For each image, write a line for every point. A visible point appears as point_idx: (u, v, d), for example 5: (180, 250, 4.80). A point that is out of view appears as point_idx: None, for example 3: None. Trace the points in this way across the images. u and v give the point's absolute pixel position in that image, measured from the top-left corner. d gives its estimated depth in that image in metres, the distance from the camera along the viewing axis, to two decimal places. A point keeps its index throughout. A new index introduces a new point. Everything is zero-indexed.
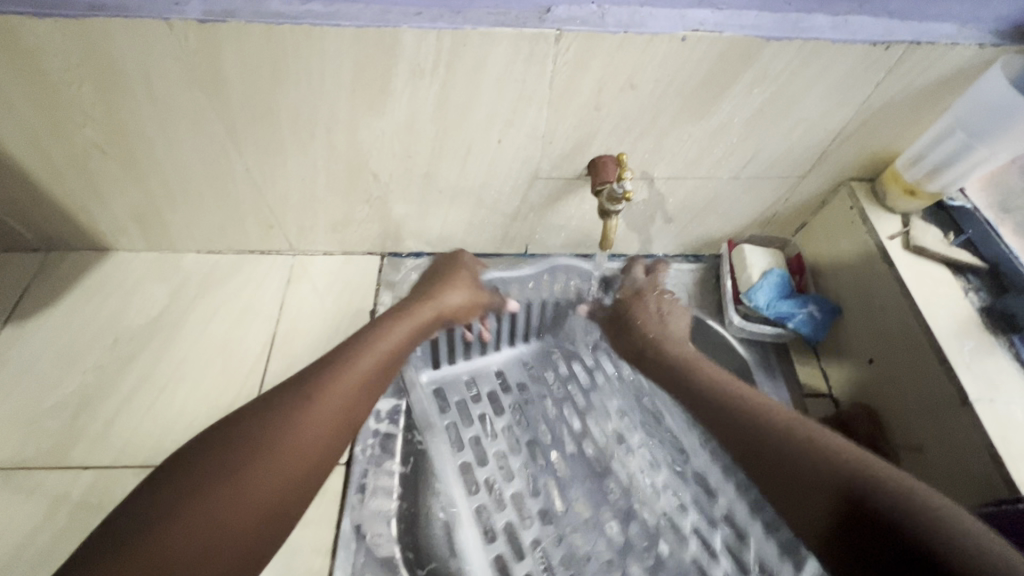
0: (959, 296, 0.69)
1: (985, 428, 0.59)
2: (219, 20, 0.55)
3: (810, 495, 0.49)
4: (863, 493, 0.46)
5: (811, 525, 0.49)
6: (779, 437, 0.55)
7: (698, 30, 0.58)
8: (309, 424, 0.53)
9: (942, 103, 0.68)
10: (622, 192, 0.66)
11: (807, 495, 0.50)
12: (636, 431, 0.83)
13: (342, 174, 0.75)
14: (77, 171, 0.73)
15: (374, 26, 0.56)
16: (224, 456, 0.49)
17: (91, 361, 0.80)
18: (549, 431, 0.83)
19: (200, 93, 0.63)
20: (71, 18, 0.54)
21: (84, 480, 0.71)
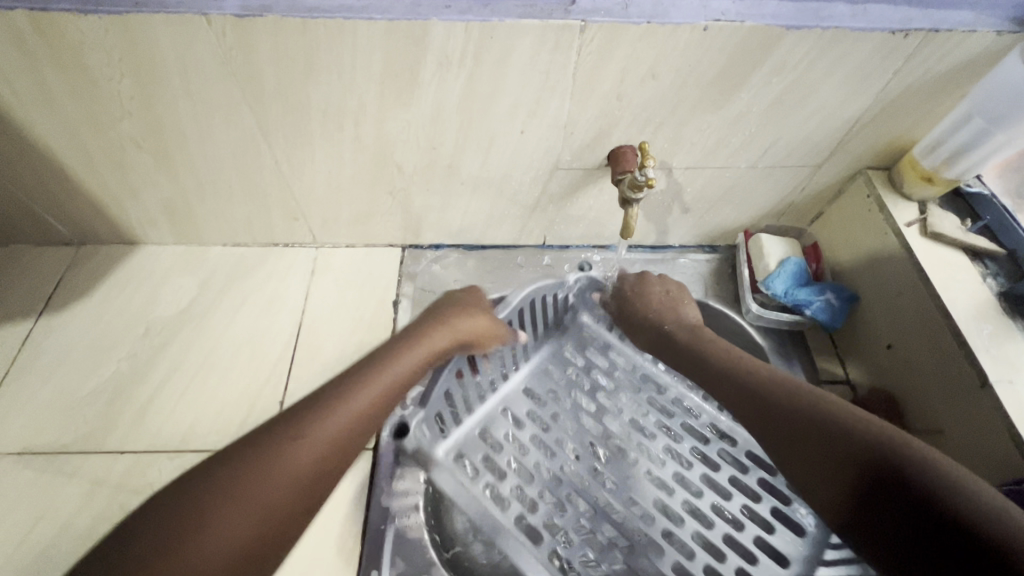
0: (977, 281, 0.70)
1: (1005, 407, 0.60)
2: (256, 14, 0.57)
3: (844, 476, 0.52)
4: (898, 473, 0.49)
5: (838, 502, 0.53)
6: (806, 420, 0.58)
7: (720, 19, 0.59)
8: (312, 447, 0.53)
9: (960, 90, 0.68)
10: (645, 179, 0.68)
11: (842, 476, 0.53)
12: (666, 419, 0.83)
13: (368, 166, 0.77)
14: (112, 164, 0.75)
15: (404, 20, 0.57)
16: (237, 470, 0.49)
17: (125, 349, 0.82)
18: (577, 418, 0.82)
19: (234, 86, 0.65)
20: (113, 14, 0.56)
21: (121, 464, 0.73)
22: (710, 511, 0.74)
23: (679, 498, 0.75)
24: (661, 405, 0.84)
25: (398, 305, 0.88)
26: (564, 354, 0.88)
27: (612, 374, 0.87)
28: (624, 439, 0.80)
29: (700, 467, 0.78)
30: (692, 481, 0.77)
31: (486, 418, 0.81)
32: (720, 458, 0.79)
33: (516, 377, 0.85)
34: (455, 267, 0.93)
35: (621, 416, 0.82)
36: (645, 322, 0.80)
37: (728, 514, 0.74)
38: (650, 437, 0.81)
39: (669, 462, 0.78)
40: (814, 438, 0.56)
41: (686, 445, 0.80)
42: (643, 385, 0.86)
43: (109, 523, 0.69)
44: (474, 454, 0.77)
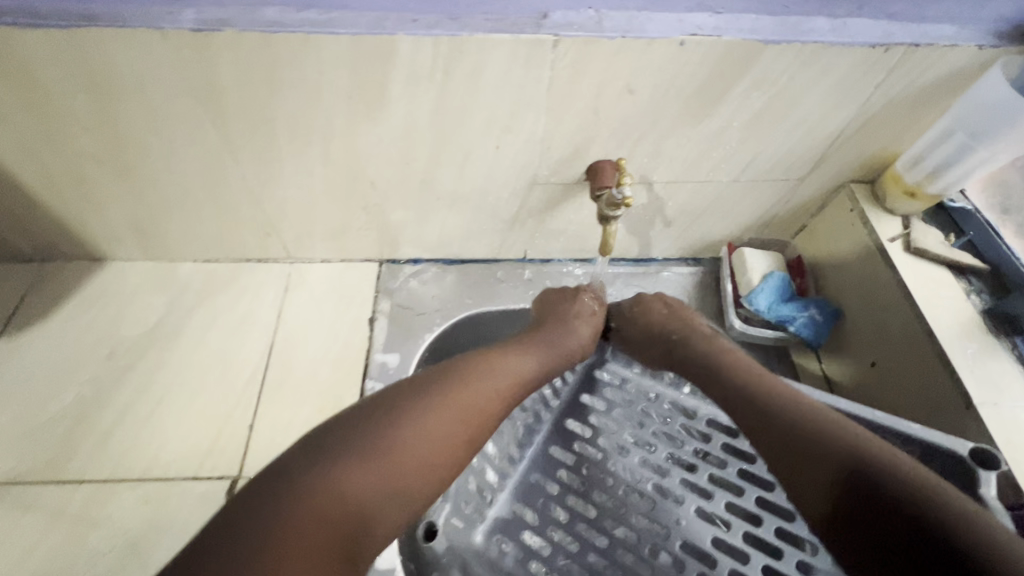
0: (961, 298, 0.69)
1: (990, 431, 0.59)
2: (213, 29, 0.54)
3: (859, 514, 0.48)
4: (919, 518, 0.45)
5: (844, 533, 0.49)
6: (830, 449, 0.52)
7: (696, 34, 0.57)
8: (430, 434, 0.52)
9: (941, 104, 0.67)
10: (623, 198, 0.67)
11: (856, 515, 0.49)
12: (689, 451, 0.76)
13: (340, 182, 0.75)
14: (72, 180, 0.72)
15: (370, 34, 0.55)
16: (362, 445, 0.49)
17: (88, 372, 0.80)
18: (583, 449, 0.78)
19: (197, 103, 0.62)
20: (64, 29, 0.54)
21: (81, 495, 0.70)
22: (774, 539, 0.68)
23: (739, 533, 0.70)
24: (695, 430, 0.78)
25: (374, 323, 0.86)
26: (583, 399, 0.83)
27: (637, 407, 0.81)
28: (665, 478, 0.75)
29: (753, 491, 0.72)
30: (747, 508, 0.71)
31: (518, 485, 0.77)
32: (773, 476, 0.73)
33: (539, 436, 0.80)
34: (434, 282, 0.90)
35: (658, 453, 0.77)
36: (649, 335, 0.75)
37: (795, 538, 0.68)
38: (691, 470, 0.75)
39: (717, 492, 0.73)
40: (798, 441, 0.55)
41: (732, 470, 0.74)
42: (672, 413, 0.80)
43: (67, 558, 0.66)
44: (512, 529, 0.74)
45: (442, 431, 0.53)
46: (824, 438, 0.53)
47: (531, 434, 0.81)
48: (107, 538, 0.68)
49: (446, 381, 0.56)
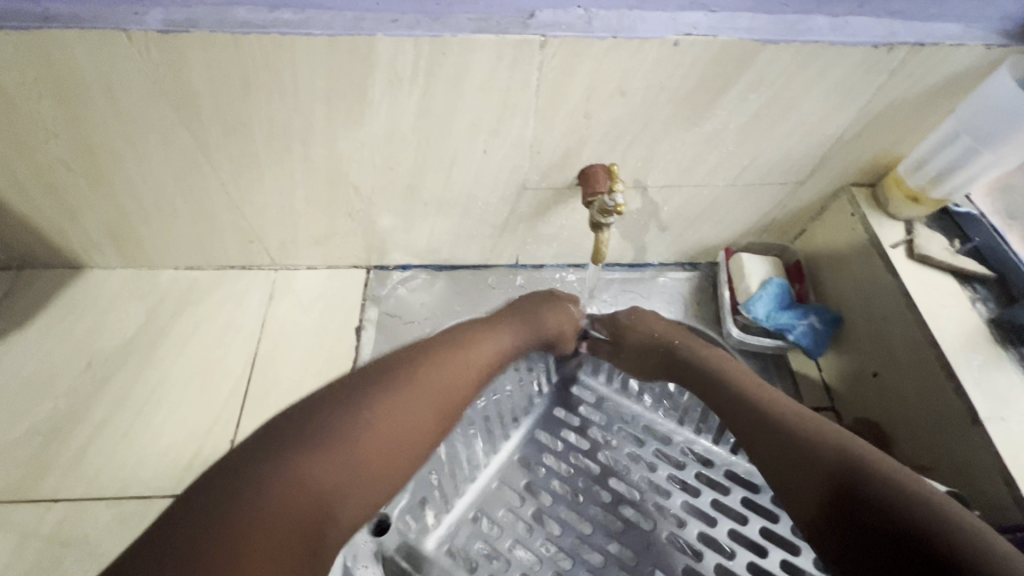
0: (966, 307, 0.66)
1: (997, 449, 0.56)
2: (181, 31, 0.52)
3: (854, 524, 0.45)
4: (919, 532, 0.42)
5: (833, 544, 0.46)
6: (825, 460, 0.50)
7: (690, 34, 0.54)
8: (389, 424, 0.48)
9: (946, 106, 0.65)
10: (614, 205, 0.64)
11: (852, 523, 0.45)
12: (664, 475, 0.73)
13: (322, 188, 0.72)
14: (43, 187, 0.69)
15: (347, 35, 0.53)
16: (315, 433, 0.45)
17: (64, 385, 0.77)
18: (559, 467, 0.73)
19: (167, 106, 0.59)
20: (23, 30, 0.51)
21: (55, 514, 0.68)
22: (746, 573, 0.64)
23: (712, 563, 0.66)
24: (670, 456, 0.74)
25: (361, 331, 0.83)
26: (557, 415, 0.78)
27: (611, 428, 0.77)
28: (638, 502, 0.70)
29: (727, 523, 0.68)
30: (720, 540, 0.67)
31: (478, 495, 0.71)
32: (746, 508, 0.70)
33: (508, 446, 0.75)
34: (423, 289, 0.88)
35: (632, 476, 0.72)
36: (644, 348, 0.73)
37: (767, 574, 0.64)
38: (666, 495, 0.71)
39: (691, 521, 0.69)
40: (793, 448, 0.52)
41: (707, 498, 0.71)
42: (648, 436, 0.76)
43: None
44: (467, 542, 0.67)
45: (415, 418, 0.50)
46: (820, 445, 0.51)
47: (502, 442, 0.75)
48: (80, 559, 0.65)
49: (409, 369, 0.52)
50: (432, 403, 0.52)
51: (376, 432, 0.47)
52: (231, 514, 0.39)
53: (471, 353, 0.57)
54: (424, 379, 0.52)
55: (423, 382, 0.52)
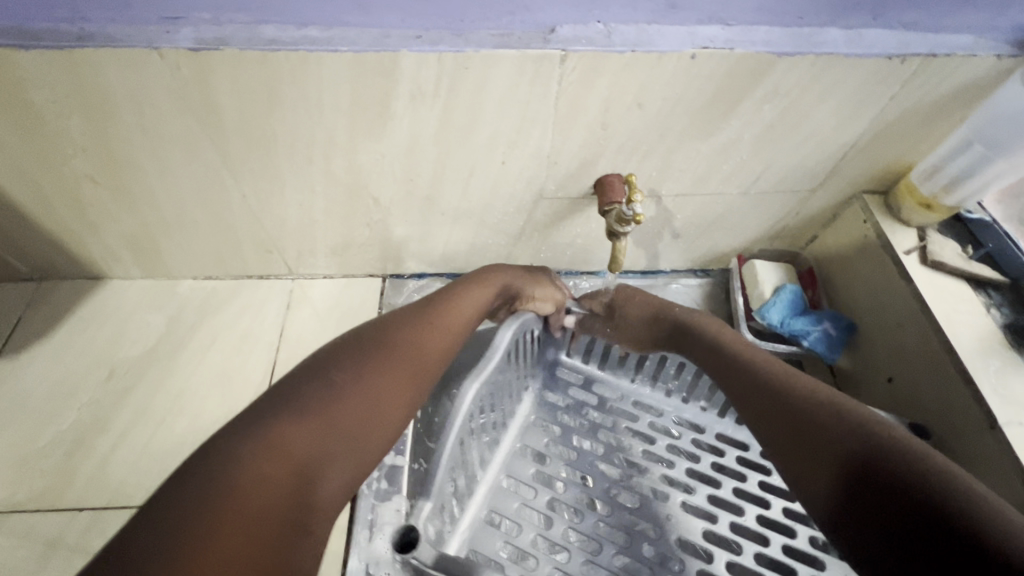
0: (981, 313, 0.67)
1: (1016, 453, 0.57)
2: (210, 48, 0.53)
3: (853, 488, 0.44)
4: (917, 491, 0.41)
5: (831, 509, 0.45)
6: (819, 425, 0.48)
7: (707, 47, 0.55)
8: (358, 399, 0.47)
9: (958, 115, 0.66)
10: (633, 214, 0.64)
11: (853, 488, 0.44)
12: (663, 445, 0.74)
13: (342, 199, 0.73)
14: (68, 201, 0.70)
15: (372, 51, 0.54)
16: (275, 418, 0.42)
17: (86, 395, 0.79)
18: (562, 449, 0.73)
19: (193, 121, 0.61)
20: (56, 49, 0.52)
21: (80, 523, 0.69)
22: (759, 527, 0.67)
23: (726, 523, 0.68)
24: (665, 427, 0.75)
25: None
26: (548, 399, 0.77)
27: (606, 408, 0.76)
28: (648, 478, 0.71)
29: (730, 482, 0.71)
30: (729, 500, 0.69)
31: (488, 493, 0.69)
32: (743, 466, 0.72)
33: (506, 438, 0.73)
34: None
35: (635, 453, 0.73)
36: (642, 321, 0.67)
37: (776, 523, 0.68)
38: (669, 465, 0.72)
39: (699, 486, 0.71)
40: (788, 414, 0.51)
41: (707, 463, 0.72)
42: (643, 412, 0.76)
43: None
44: (489, 542, 0.66)
45: (387, 389, 0.49)
46: (811, 408, 0.50)
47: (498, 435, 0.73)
48: None
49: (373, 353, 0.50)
50: (400, 369, 0.50)
51: (344, 397, 0.46)
52: (195, 507, 0.36)
53: (439, 318, 0.56)
54: (389, 347, 0.51)
55: (386, 351, 0.51)
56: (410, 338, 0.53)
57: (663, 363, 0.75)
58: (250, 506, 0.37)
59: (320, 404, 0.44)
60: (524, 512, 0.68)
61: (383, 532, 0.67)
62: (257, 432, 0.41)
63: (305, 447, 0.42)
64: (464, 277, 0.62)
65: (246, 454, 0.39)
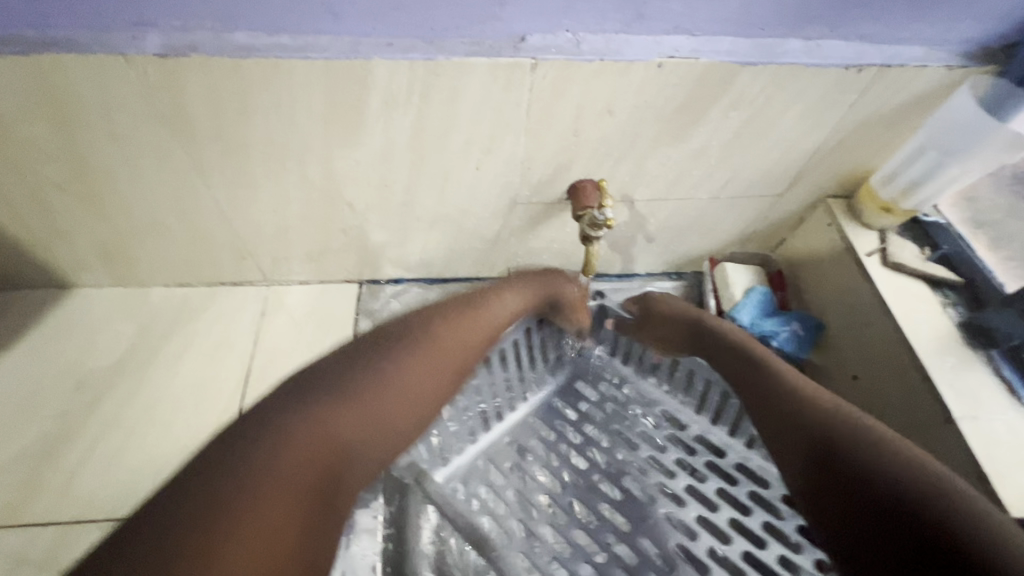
0: (938, 311, 0.70)
1: (970, 446, 0.59)
2: (180, 54, 0.53)
3: (857, 489, 0.46)
4: (937, 511, 0.41)
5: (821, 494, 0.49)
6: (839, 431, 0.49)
7: (673, 57, 0.57)
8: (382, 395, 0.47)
9: (914, 122, 0.69)
10: (604, 219, 0.67)
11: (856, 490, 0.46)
12: (670, 456, 0.72)
13: (317, 206, 0.73)
14: (33, 208, 0.69)
15: (344, 59, 0.54)
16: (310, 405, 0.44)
17: (53, 407, 0.77)
18: (569, 438, 0.74)
19: (164, 127, 0.60)
20: (20, 55, 0.51)
21: (45, 538, 0.68)
22: (740, 561, 0.63)
23: (704, 544, 0.65)
24: (683, 442, 0.73)
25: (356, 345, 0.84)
26: (576, 386, 0.78)
27: (627, 408, 0.76)
28: (642, 478, 0.71)
29: (727, 510, 0.67)
30: (718, 525, 0.66)
31: (491, 448, 0.74)
32: (751, 501, 0.67)
33: (520, 412, 0.76)
34: (415, 302, 0.89)
35: (641, 452, 0.73)
36: (673, 318, 0.67)
37: (761, 564, 0.63)
38: (669, 475, 0.71)
39: (691, 502, 0.68)
40: (804, 411, 0.52)
41: (712, 485, 0.69)
42: (663, 421, 0.75)
43: None
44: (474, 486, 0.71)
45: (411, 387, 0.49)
46: (829, 414, 0.51)
47: (517, 405, 0.76)
48: None
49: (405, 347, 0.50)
50: (446, 352, 0.52)
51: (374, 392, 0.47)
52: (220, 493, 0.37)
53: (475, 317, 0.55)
54: (449, 328, 0.53)
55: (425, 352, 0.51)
56: (467, 328, 0.54)
57: (693, 378, 0.73)
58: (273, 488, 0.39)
59: (361, 387, 0.47)
60: (512, 482, 0.71)
61: (360, 538, 0.64)
62: (291, 420, 0.43)
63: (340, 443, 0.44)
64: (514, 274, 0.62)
65: (276, 445, 0.41)
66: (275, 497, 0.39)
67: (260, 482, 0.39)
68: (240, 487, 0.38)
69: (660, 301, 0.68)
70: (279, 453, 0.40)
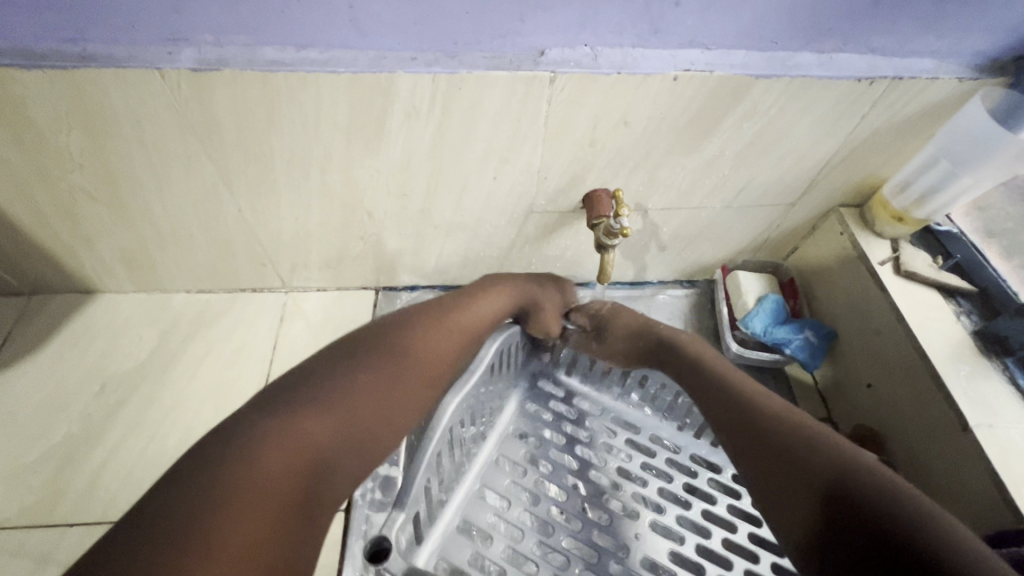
0: (952, 320, 0.70)
1: (987, 454, 0.60)
2: (212, 69, 0.55)
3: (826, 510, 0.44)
4: (905, 525, 0.39)
5: (796, 524, 0.46)
6: (797, 455, 0.48)
7: (688, 70, 0.58)
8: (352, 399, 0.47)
9: (926, 133, 0.70)
10: (620, 228, 0.67)
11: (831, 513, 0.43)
12: (635, 460, 0.75)
13: (337, 214, 0.75)
14: (63, 215, 0.71)
15: (370, 72, 0.56)
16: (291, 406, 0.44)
17: (79, 409, 0.79)
18: (539, 466, 0.74)
19: (192, 137, 0.62)
20: (60, 69, 0.54)
21: (71, 537, 0.69)
22: (724, 550, 0.68)
23: (692, 545, 0.68)
24: (643, 446, 0.76)
25: None
26: (530, 410, 0.79)
27: (584, 423, 0.78)
28: (619, 495, 0.72)
29: (700, 504, 0.71)
30: (697, 522, 0.70)
31: (463, 504, 0.70)
32: (714, 488, 0.73)
33: (485, 447, 0.74)
34: None
35: (613, 468, 0.74)
36: (635, 335, 0.69)
37: (740, 548, 0.68)
38: (642, 484, 0.73)
39: (669, 506, 0.71)
40: (765, 438, 0.51)
41: (680, 483, 0.73)
42: (620, 428, 0.78)
43: None
44: (460, 554, 0.67)
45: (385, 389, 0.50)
46: (792, 437, 0.49)
47: (477, 447, 0.74)
48: None
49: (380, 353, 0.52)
50: (417, 358, 0.53)
51: (351, 398, 0.47)
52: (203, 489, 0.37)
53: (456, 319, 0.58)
54: (422, 334, 0.55)
55: (400, 353, 0.52)
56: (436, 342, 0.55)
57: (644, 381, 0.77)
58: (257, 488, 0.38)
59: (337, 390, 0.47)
60: (497, 530, 0.68)
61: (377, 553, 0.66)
62: (262, 431, 0.41)
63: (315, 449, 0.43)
64: (474, 286, 0.63)
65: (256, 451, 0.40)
66: (252, 510, 0.37)
67: (240, 481, 0.38)
68: (218, 496, 0.37)
69: (621, 310, 0.71)
70: (256, 453, 0.40)
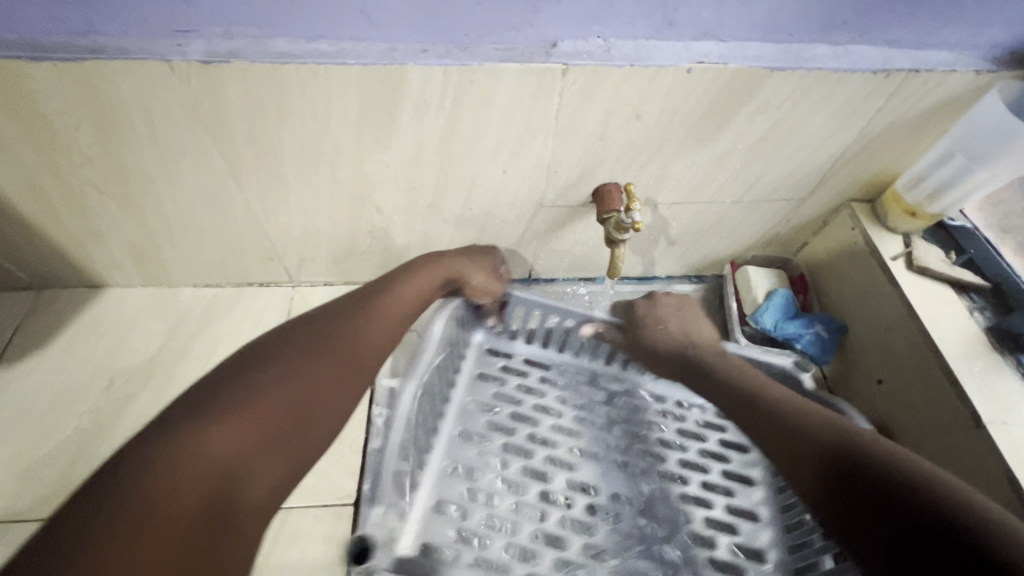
0: (965, 316, 0.70)
1: (1001, 451, 0.59)
2: (221, 61, 0.54)
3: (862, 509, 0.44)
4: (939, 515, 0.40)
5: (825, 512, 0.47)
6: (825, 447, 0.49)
7: (703, 62, 0.58)
8: (272, 389, 0.47)
9: (941, 127, 0.69)
10: (632, 222, 0.66)
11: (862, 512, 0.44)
12: (588, 404, 0.78)
13: (346, 209, 0.74)
14: (74, 210, 0.71)
15: (380, 64, 0.55)
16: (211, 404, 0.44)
17: (89, 403, 0.79)
18: (500, 427, 0.74)
19: (202, 131, 0.62)
20: (71, 61, 0.53)
21: None
22: (680, 469, 0.73)
23: (653, 472, 0.72)
24: (591, 390, 0.79)
25: None
26: (481, 377, 0.78)
27: (533, 378, 0.79)
28: (579, 437, 0.74)
29: (653, 436, 0.76)
30: (653, 450, 0.74)
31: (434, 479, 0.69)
32: (660, 417, 0.78)
33: (448, 425, 0.73)
34: None
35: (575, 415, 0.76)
36: (669, 346, 0.71)
37: (692, 463, 0.74)
38: (601, 426, 0.76)
39: (626, 440, 0.75)
40: (791, 429, 0.52)
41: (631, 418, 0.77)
42: (568, 379, 0.80)
43: None
44: (443, 532, 0.65)
45: (309, 376, 0.50)
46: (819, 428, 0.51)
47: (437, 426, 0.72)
48: None
49: (305, 344, 0.52)
50: (341, 344, 0.53)
51: (269, 391, 0.47)
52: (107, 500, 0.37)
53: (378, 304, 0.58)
54: (345, 324, 0.55)
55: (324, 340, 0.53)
56: (370, 328, 0.56)
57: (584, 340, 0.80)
58: (166, 499, 0.38)
59: (257, 382, 0.47)
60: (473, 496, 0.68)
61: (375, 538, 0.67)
62: (170, 440, 0.41)
63: (225, 454, 0.42)
64: (410, 264, 0.66)
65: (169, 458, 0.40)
66: (159, 519, 0.37)
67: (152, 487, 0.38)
68: (126, 507, 0.36)
69: (661, 315, 0.75)
70: (164, 463, 0.39)
